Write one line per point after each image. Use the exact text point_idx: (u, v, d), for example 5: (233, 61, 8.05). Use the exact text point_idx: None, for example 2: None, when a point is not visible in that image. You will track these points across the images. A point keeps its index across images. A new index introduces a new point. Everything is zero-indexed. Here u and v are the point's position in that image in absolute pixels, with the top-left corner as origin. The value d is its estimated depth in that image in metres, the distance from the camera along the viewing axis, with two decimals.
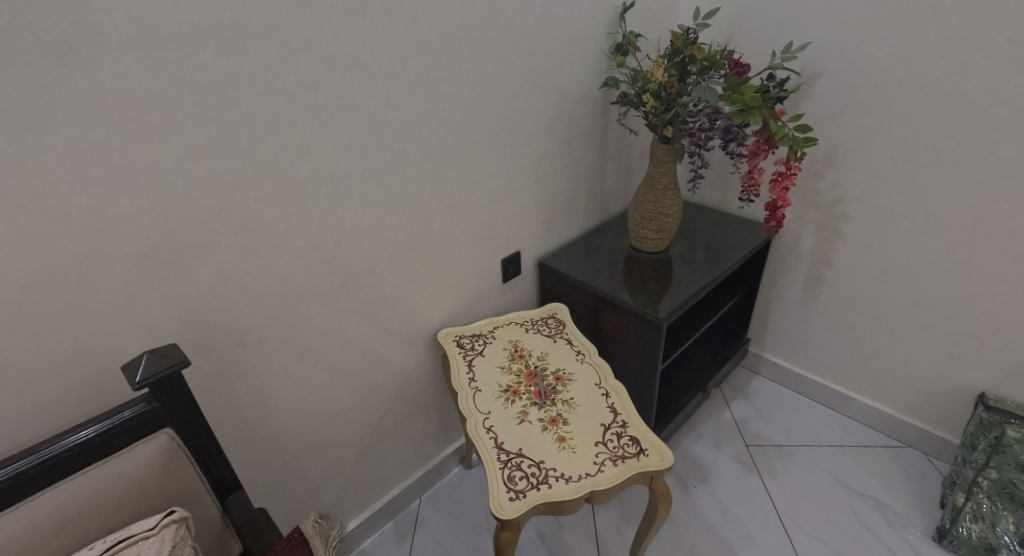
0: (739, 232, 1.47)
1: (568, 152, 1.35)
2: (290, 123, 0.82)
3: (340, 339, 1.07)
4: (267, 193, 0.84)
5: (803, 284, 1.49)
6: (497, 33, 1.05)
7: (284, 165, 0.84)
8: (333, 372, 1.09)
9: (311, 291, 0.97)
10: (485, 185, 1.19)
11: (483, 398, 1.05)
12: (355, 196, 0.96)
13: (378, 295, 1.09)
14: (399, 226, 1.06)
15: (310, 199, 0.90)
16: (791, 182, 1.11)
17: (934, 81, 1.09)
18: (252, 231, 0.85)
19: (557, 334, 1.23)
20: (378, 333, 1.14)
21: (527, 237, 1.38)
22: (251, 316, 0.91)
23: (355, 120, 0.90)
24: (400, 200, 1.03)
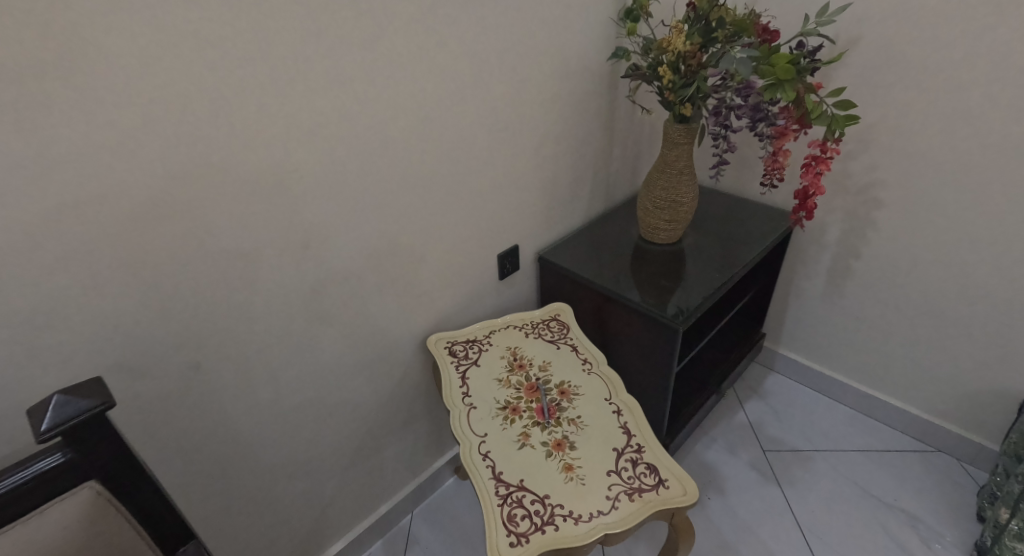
0: (759, 221, 1.33)
1: (570, 133, 1.21)
2: (239, 95, 0.67)
3: (315, 350, 0.94)
4: (215, 190, 0.70)
5: (827, 276, 1.36)
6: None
7: (236, 156, 0.70)
8: (309, 388, 0.97)
9: (278, 298, 0.84)
10: (478, 169, 1.05)
11: (479, 418, 0.93)
12: (327, 186, 0.82)
13: (357, 299, 0.96)
14: (379, 220, 0.92)
15: (272, 195, 0.76)
16: (826, 167, 0.97)
17: (992, 49, 0.95)
18: (200, 231, 0.71)
19: (561, 340, 1.10)
20: (360, 341, 1.01)
21: (526, 227, 1.24)
22: (205, 330, 0.77)
23: (323, 98, 0.75)
24: (380, 189, 0.89)
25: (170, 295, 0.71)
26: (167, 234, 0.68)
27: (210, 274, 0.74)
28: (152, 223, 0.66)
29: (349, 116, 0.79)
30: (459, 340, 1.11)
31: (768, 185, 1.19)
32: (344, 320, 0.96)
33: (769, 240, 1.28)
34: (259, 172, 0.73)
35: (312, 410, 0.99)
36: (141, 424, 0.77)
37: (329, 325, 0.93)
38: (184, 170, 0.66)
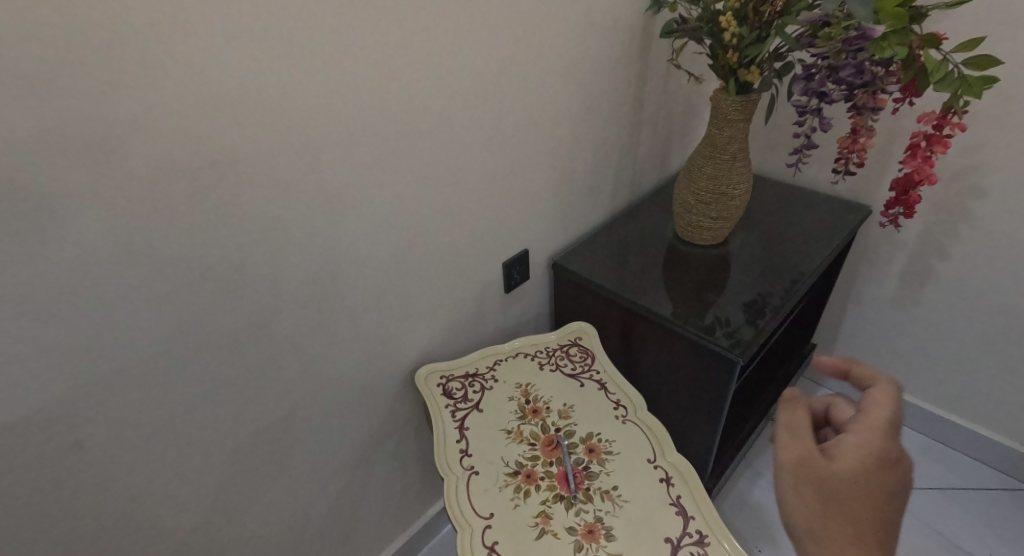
0: (820, 217, 1.09)
1: (591, 109, 0.97)
2: (92, 40, 0.43)
3: (262, 401, 0.71)
4: (84, 198, 0.46)
5: (899, 281, 1.13)
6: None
7: (115, 145, 0.46)
8: (260, 446, 0.74)
9: (200, 340, 0.60)
10: (473, 155, 0.80)
11: (483, 490, 0.71)
12: (262, 184, 0.58)
13: (318, 331, 0.72)
14: (343, 226, 0.68)
15: (179, 201, 0.52)
16: (941, 150, 0.70)
17: None
18: (59, 257, 0.47)
19: (585, 373, 0.87)
20: (325, 381, 0.78)
21: (535, 227, 1.00)
22: (88, 394, 0.54)
23: (251, 59, 0.51)
24: (342, 186, 0.65)
25: (17, 350, 0.48)
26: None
27: (86, 317, 0.51)
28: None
29: (286, 81, 0.55)
30: (456, 374, 0.88)
31: (841, 172, 0.94)
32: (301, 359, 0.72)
33: (836, 241, 1.04)
34: (147, 163, 0.49)
35: (267, 471, 0.77)
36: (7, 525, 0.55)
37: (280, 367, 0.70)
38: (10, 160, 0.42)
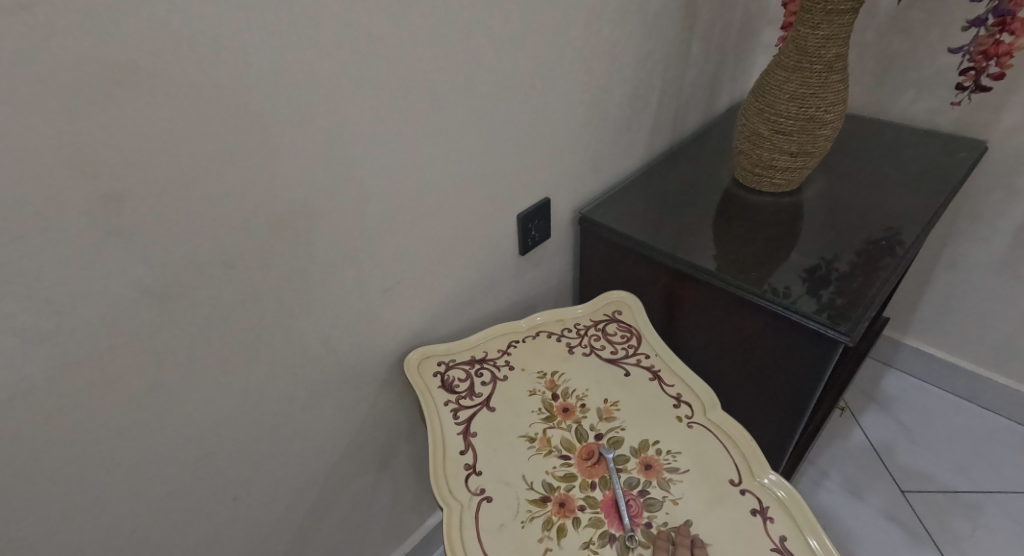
0: (918, 160, 0.86)
1: (634, 10, 0.73)
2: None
3: (181, 405, 0.49)
4: None
5: (1011, 238, 0.91)
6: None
7: None
8: (189, 465, 0.52)
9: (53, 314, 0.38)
10: (480, 53, 0.57)
11: (499, 525, 0.50)
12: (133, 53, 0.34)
13: (260, 302, 0.50)
14: (289, 143, 0.45)
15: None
16: None
17: None
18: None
19: (629, 358, 0.66)
20: (278, 373, 0.56)
21: (559, 168, 0.77)
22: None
23: None
24: (281, 75, 0.42)
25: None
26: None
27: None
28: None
29: None
30: (458, 359, 0.67)
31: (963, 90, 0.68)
32: (238, 344, 0.50)
33: (943, 188, 0.81)
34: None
35: (203, 499, 0.56)
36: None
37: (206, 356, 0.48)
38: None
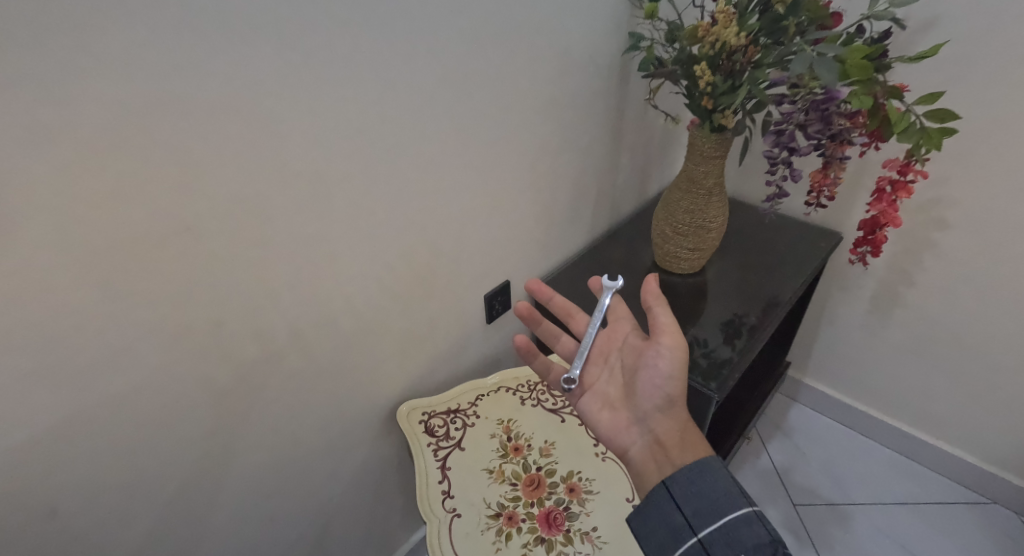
0: (793, 244, 1.11)
1: (572, 141, 0.98)
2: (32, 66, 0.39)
3: (239, 445, 0.70)
4: (93, 276, 0.48)
5: (870, 305, 1.17)
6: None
7: (90, 230, 0.46)
8: (240, 490, 0.73)
9: (179, 387, 0.59)
10: (456, 191, 0.80)
11: (464, 532, 0.72)
12: (242, 233, 0.57)
13: (299, 371, 0.72)
14: (321, 269, 0.67)
15: (156, 270, 0.52)
16: (906, 195, 0.75)
17: None
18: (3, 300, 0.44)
19: (565, 408, 0.89)
20: (308, 424, 0.78)
21: (517, 258, 1.01)
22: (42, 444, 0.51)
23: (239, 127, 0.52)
24: (323, 237, 0.65)
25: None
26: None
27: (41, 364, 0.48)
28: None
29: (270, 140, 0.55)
30: (438, 410, 0.89)
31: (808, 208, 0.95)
32: (281, 401, 0.72)
33: (813, 263, 1.06)
34: (115, 210, 0.47)
35: (249, 518, 0.77)
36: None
37: (261, 408, 0.70)
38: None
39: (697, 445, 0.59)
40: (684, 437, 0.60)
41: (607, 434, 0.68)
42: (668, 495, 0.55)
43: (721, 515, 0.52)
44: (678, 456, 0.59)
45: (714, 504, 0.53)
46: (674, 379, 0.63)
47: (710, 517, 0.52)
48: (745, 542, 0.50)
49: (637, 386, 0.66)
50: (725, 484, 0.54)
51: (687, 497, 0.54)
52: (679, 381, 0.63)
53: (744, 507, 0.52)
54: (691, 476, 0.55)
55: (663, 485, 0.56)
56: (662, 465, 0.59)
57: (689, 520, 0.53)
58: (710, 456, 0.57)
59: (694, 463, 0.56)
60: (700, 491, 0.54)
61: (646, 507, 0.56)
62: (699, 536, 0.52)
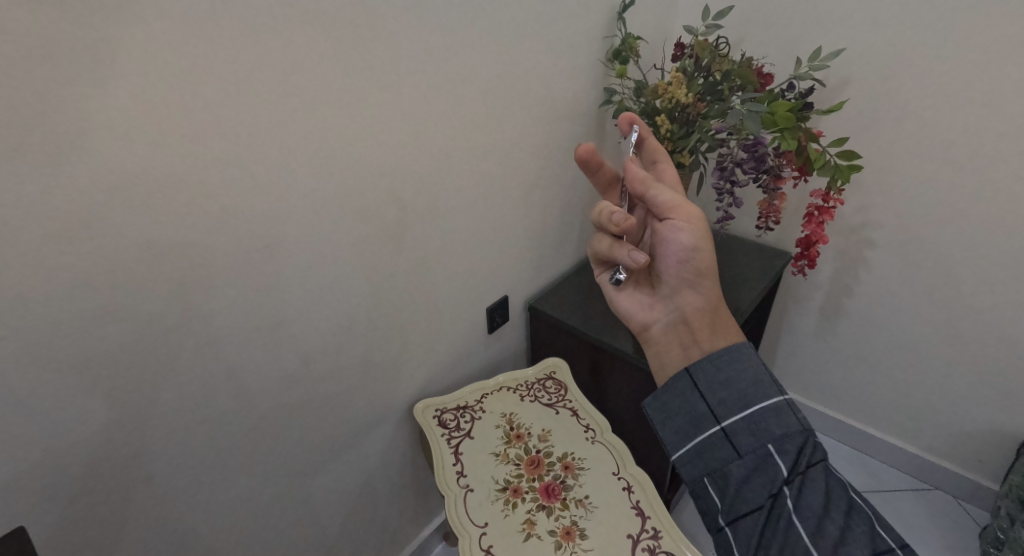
0: (753, 259, 1.27)
1: (562, 176, 1.18)
2: (228, 137, 0.62)
3: (286, 419, 0.87)
4: (224, 272, 0.69)
5: (820, 313, 1.40)
6: (495, 28, 0.88)
7: (224, 241, 0.67)
8: (284, 460, 0.90)
9: (253, 362, 0.79)
10: (467, 218, 1.00)
11: (477, 502, 0.85)
12: (307, 245, 0.77)
13: (327, 355, 0.89)
14: (363, 270, 0.88)
15: (255, 267, 0.72)
16: (830, 217, 0.94)
17: (972, 104, 1.01)
18: (146, 277, 0.62)
19: (559, 402, 1.03)
20: (344, 407, 0.96)
21: (517, 276, 1.19)
22: (140, 390, 0.67)
23: (314, 167, 0.73)
24: (366, 249, 0.86)
25: (107, 347, 0.62)
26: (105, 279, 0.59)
27: (154, 328, 0.65)
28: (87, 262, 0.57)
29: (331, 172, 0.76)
30: (448, 406, 1.02)
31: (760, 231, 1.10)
32: (316, 375, 0.89)
33: (768, 277, 1.21)
34: (239, 227, 0.68)
35: (289, 486, 0.93)
36: (62, 503, 0.66)
37: (296, 382, 0.86)
38: (176, 211, 0.61)
39: (727, 328, 0.66)
40: (711, 316, 0.67)
41: (631, 309, 0.76)
42: (693, 385, 0.62)
43: (748, 404, 0.60)
44: (706, 340, 0.66)
45: (742, 395, 0.60)
46: (700, 253, 0.67)
47: (736, 406, 0.60)
48: (773, 431, 0.58)
49: (662, 263, 0.71)
50: (754, 373, 0.61)
51: (712, 387, 0.61)
52: (705, 253, 0.67)
53: (774, 397, 0.60)
54: (718, 364, 0.62)
55: (688, 375, 0.63)
56: (689, 343, 0.67)
57: (714, 409, 0.60)
58: (741, 344, 0.63)
59: (723, 352, 0.62)
60: (730, 378, 0.61)
61: (671, 395, 0.63)
62: (723, 424, 0.60)
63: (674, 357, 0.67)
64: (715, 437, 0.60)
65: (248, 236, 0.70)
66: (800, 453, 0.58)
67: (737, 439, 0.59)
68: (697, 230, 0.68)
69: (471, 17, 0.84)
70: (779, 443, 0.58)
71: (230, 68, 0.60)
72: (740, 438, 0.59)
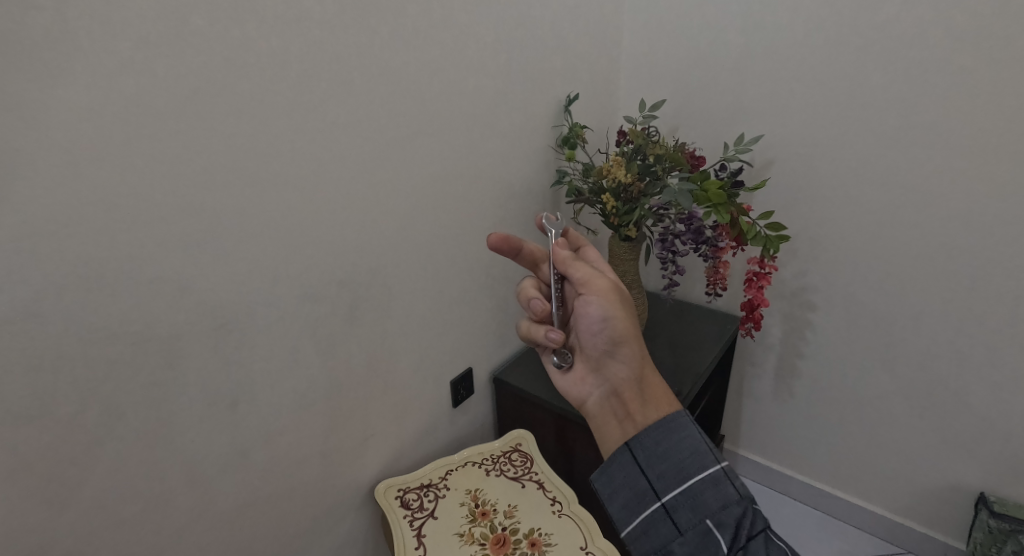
0: (706, 324, 1.33)
1: (520, 251, 1.25)
2: (194, 221, 0.67)
3: (239, 505, 0.84)
4: (181, 349, 0.70)
5: (776, 375, 1.46)
6: (449, 119, 0.98)
7: (183, 313, 0.69)
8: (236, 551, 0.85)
9: (209, 443, 0.77)
10: (429, 290, 1.04)
11: None
12: (273, 319, 0.80)
13: (287, 435, 0.88)
14: (326, 344, 0.89)
15: (213, 342, 0.73)
16: (767, 281, 1.02)
17: (878, 179, 1.14)
18: (103, 358, 0.63)
19: (524, 475, 1.02)
20: (302, 489, 0.93)
21: (481, 348, 1.22)
22: (89, 478, 0.66)
23: (272, 243, 0.77)
24: (329, 323, 0.88)
25: (56, 433, 0.61)
26: (62, 361, 0.60)
27: (109, 406, 0.65)
28: (44, 346, 0.58)
29: (295, 249, 0.80)
30: (411, 486, 1.00)
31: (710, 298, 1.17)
32: (276, 457, 0.87)
33: (722, 341, 1.26)
34: (201, 300, 0.70)
35: None
36: None
37: (254, 465, 0.84)
38: (142, 284, 0.64)
39: (657, 398, 0.68)
40: (639, 385, 0.70)
41: (568, 388, 0.80)
42: (634, 460, 0.64)
43: (685, 477, 0.61)
44: (637, 413, 0.67)
45: (679, 467, 0.62)
46: (616, 323, 0.72)
47: (674, 480, 0.61)
48: (711, 504, 0.59)
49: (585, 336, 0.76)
50: (691, 444, 0.62)
51: (651, 461, 0.63)
52: (621, 323, 0.72)
53: (712, 467, 0.61)
54: (657, 435, 0.64)
55: (627, 449, 0.64)
56: (622, 415, 0.69)
57: (653, 484, 0.62)
58: (674, 414, 0.65)
59: (659, 425, 0.64)
60: (667, 451, 0.63)
61: (615, 470, 0.64)
62: (664, 499, 0.61)
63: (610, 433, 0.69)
64: (657, 514, 0.61)
65: (208, 315, 0.72)
66: (740, 525, 0.59)
67: (677, 514, 0.60)
68: (611, 302, 0.73)
69: (426, 108, 0.93)
70: (717, 517, 0.59)
71: (201, 157, 0.66)
72: (679, 514, 0.60)
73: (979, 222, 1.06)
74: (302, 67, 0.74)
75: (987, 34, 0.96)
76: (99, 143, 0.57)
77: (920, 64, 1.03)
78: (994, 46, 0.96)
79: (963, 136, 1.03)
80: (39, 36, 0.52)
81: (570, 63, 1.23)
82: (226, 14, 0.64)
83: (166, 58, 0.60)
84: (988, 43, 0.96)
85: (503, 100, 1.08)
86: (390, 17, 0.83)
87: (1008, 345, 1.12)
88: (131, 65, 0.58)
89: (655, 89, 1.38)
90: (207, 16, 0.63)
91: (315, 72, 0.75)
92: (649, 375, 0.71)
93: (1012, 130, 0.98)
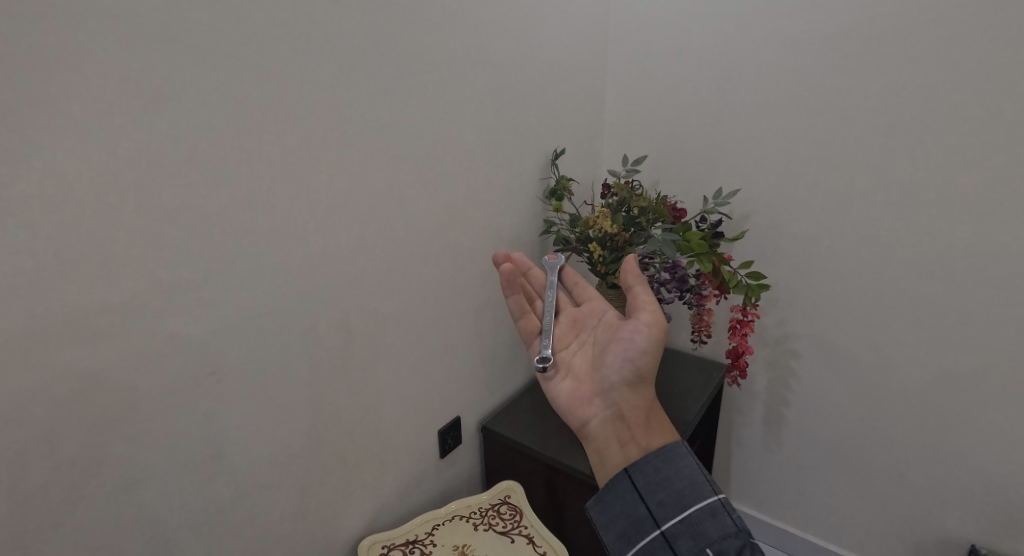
0: (694, 371, 1.34)
1: None
2: (190, 269, 0.69)
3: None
4: (173, 392, 0.71)
5: (764, 424, 1.46)
6: (442, 173, 1.02)
7: (179, 355, 0.70)
8: None
9: (193, 492, 0.75)
10: (419, 337, 1.05)
11: None
12: (266, 364, 0.81)
13: (270, 487, 0.86)
14: (314, 392, 0.89)
15: (205, 387, 0.74)
16: (751, 328, 1.04)
17: (849, 231, 1.20)
18: (97, 399, 0.64)
19: (514, 530, 1.00)
20: (283, 545, 0.90)
21: (470, 396, 1.21)
22: (54, 534, 0.64)
23: (265, 289, 0.78)
24: (320, 369, 0.89)
25: (25, 483, 0.60)
26: (37, 406, 0.60)
27: (99, 448, 0.65)
28: (26, 387, 0.59)
29: (288, 295, 0.81)
30: (397, 542, 0.97)
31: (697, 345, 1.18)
32: (254, 512, 0.84)
33: (710, 389, 1.26)
34: (199, 343, 0.72)
35: None
36: None
37: (232, 519, 0.81)
38: (142, 326, 0.66)
39: (661, 429, 0.74)
40: (645, 415, 0.76)
41: (573, 400, 0.84)
42: (633, 486, 0.68)
43: (685, 505, 0.65)
44: (644, 440, 0.73)
45: (678, 496, 0.66)
46: (650, 357, 0.77)
47: (673, 508, 0.65)
48: (710, 533, 0.62)
49: (613, 356, 0.81)
50: (689, 474, 0.67)
51: (650, 489, 0.67)
52: (654, 358, 0.78)
53: (709, 498, 0.65)
54: (657, 463, 0.68)
55: (627, 476, 0.69)
56: (627, 439, 0.74)
57: (653, 512, 0.66)
58: (673, 444, 0.71)
59: (659, 452, 0.69)
60: (666, 479, 0.67)
61: (613, 496, 0.69)
62: (663, 527, 0.64)
63: (614, 454, 0.74)
64: (656, 541, 0.64)
65: (193, 361, 0.72)
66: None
67: (677, 542, 0.63)
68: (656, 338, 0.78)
69: (419, 161, 0.97)
70: (717, 546, 0.62)
71: (204, 206, 0.69)
72: (679, 541, 0.63)
73: (946, 271, 1.12)
74: (303, 124, 0.78)
75: (934, 102, 1.06)
76: (116, 191, 0.61)
77: (876, 127, 1.12)
78: (942, 113, 1.05)
79: (922, 193, 1.11)
80: (56, 91, 0.56)
81: (556, 122, 1.30)
82: (236, 75, 0.69)
83: (176, 114, 0.65)
84: (938, 111, 1.06)
85: (492, 155, 1.14)
86: (388, 77, 0.89)
87: (985, 391, 1.14)
88: (147, 121, 0.62)
89: (637, 144, 1.45)
90: (221, 79, 0.68)
91: (313, 128, 0.79)
92: (655, 410, 0.77)
93: (969, 188, 1.06)
